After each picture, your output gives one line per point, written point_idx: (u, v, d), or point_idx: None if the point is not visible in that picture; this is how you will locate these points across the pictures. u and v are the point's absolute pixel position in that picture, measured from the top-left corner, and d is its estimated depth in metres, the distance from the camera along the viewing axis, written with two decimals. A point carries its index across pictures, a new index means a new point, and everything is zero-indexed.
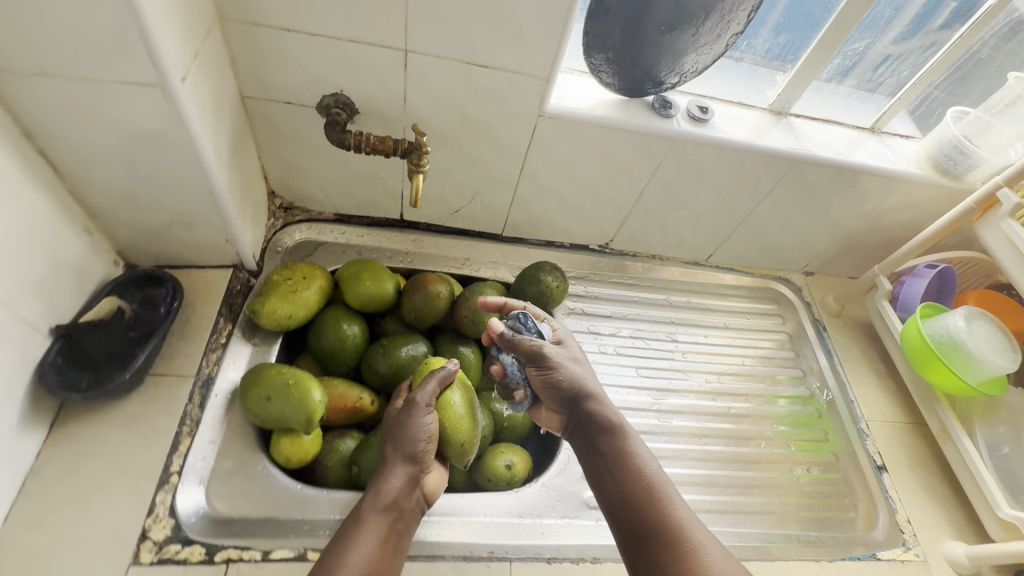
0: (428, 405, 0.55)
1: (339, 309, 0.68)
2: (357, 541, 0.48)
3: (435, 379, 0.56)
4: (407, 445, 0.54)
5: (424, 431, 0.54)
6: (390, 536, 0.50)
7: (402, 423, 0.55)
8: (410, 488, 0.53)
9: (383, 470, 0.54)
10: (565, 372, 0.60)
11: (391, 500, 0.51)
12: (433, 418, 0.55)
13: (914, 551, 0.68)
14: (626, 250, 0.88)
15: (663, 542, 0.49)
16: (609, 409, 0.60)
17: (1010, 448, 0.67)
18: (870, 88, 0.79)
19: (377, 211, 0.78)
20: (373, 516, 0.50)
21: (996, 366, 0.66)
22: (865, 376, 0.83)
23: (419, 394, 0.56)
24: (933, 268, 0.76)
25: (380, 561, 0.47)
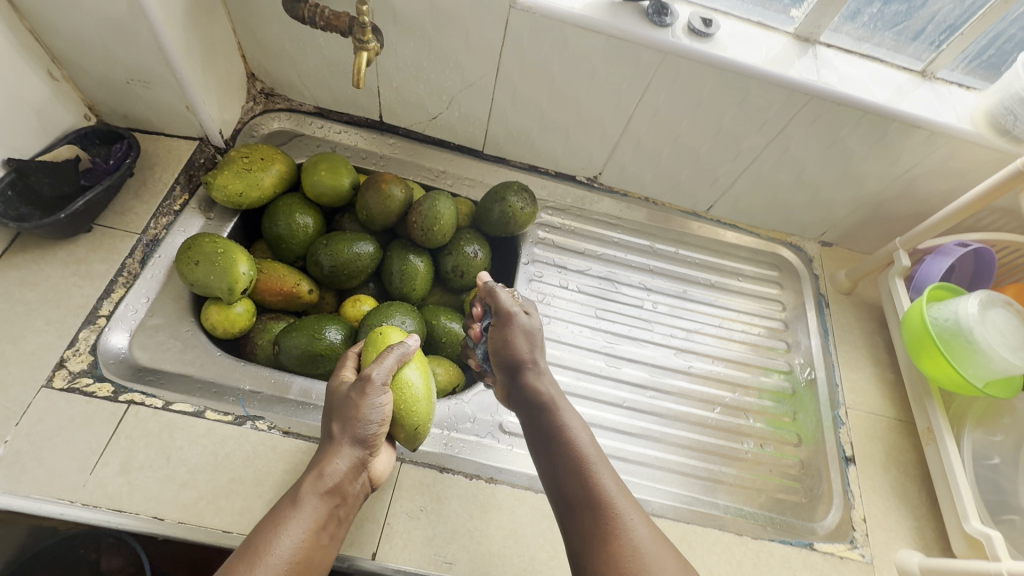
0: (386, 384, 0.49)
1: (294, 198, 0.68)
2: (290, 527, 0.42)
3: (395, 354, 0.50)
4: (357, 426, 0.47)
5: (376, 413, 0.48)
6: (328, 523, 0.44)
7: (353, 401, 0.48)
8: (354, 473, 0.47)
9: (327, 450, 0.47)
10: (518, 331, 0.59)
11: (334, 485, 0.46)
12: (388, 398, 0.49)
13: (861, 551, 0.60)
14: (616, 188, 0.81)
15: (587, 507, 0.46)
16: (544, 380, 0.57)
17: (1003, 459, 0.57)
18: (895, 49, 0.66)
19: (356, 109, 0.76)
20: (313, 499, 0.44)
21: (1007, 365, 0.55)
22: (861, 361, 0.74)
23: (376, 369, 0.48)
24: (964, 247, 0.65)
25: (314, 550, 0.42)
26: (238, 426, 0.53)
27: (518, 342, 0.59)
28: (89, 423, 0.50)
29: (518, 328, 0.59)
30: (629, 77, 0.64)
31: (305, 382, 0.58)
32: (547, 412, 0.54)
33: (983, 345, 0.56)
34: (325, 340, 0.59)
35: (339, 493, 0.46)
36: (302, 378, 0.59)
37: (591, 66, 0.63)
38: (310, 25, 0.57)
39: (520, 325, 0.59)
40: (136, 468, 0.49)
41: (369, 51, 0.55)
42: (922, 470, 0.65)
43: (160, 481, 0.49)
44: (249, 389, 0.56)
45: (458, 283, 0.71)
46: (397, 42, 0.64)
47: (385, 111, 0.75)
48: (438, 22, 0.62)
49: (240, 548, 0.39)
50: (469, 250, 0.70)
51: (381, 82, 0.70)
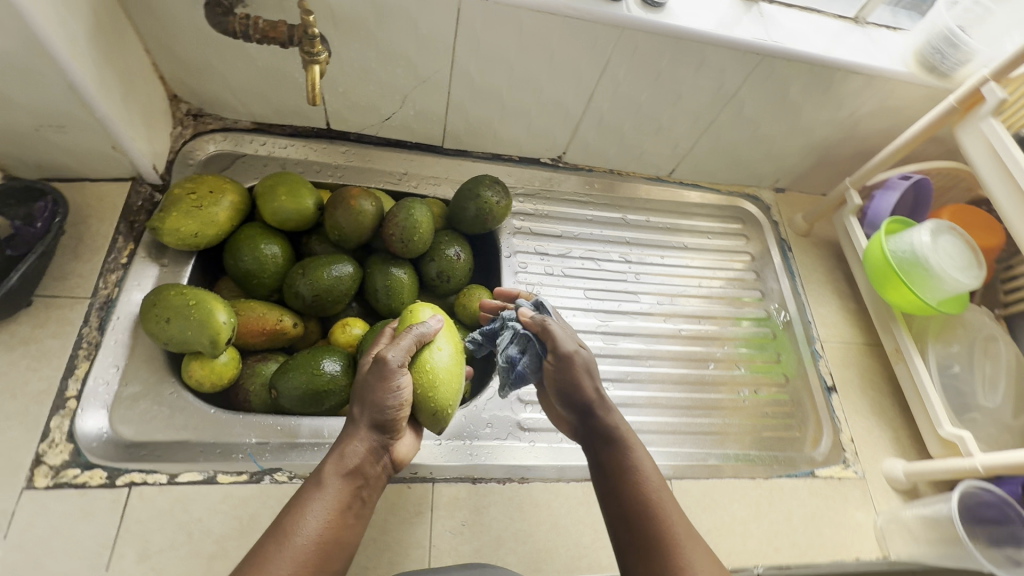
0: (404, 364, 0.47)
1: (256, 228, 0.63)
2: (315, 509, 0.42)
3: (412, 335, 0.48)
4: (377, 408, 0.46)
5: (396, 395, 0.46)
6: (352, 504, 0.44)
7: (371, 385, 0.46)
8: (375, 454, 0.47)
9: (348, 433, 0.47)
10: (582, 367, 0.51)
11: (355, 467, 0.45)
12: (406, 379, 0.47)
13: (854, 468, 0.67)
14: (581, 164, 0.81)
15: (652, 557, 0.42)
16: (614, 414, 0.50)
17: (962, 367, 0.65)
18: None
19: (299, 119, 0.70)
20: (336, 481, 0.44)
21: (957, 284, 0.62)
22: (827, 296, 0.80)
23: (392, 350, 0.46)
24: (906, 180, 0.71)
25: (340, 531, 0.42)
26: (256, 484, 0.51)
27: (584, 381, 0.50)
28: (90, 515, 0.46)
29: (582, 368, 0.51)
30: (587, 55, 0.63)
31: (313, 421, 0.56)
32: (615, 447, 0.49)
33: (936, 270, 0.62)
34: (325, 374, 0.56)
35: (362, 474, 0.45)
36: (308, 419, 0.56)
37: (549, 48, 0.61)
38: (243, 39, 0.52)
39: (583, 360, 0.51)
40: (156, 552, 0.46)
41: (320, 63, 0.51)
42: (892, 386, 0.73)
43: (187, 559, 0.46)
44: (256, 442, 0.53)
45: (444, 288, 0.70)
46: (339, 46, 0.59)
47: (332, 117, 0.70)
48: (382, 20, 0.57)
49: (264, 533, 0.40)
50: (451, 252, 0.68)
51: (325, 89, 0.65)
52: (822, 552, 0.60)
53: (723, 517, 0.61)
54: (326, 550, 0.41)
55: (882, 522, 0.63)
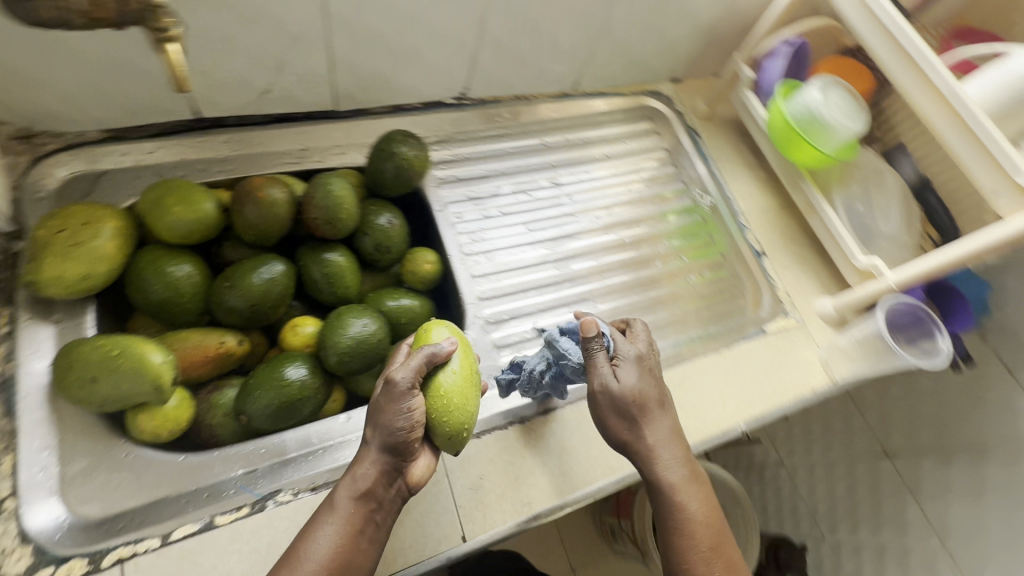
0: (411, 387, 0.46)
1: (156, 250, 0.55)
2: (327, 530, 0.44)
3: (419, 356, 0.47)
4: (385, 433, 0.46)
5: (403, 416, 0.46)
6: (365, 527, 0.45)
7: (379, 407, 0.46)
8: (387, 478, 0.47)
9: (364, 453, 0.47)
10: (608, 409, 0.53)
11: (367, 491, 0.46)
12: (415, 401, 0.46)
13: (794, 316, 0.75)
14: (486, 97, 0.78)
15: None
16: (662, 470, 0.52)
17: (863, 204, 0.73)
18: None
19: (160, 115, 0.60)
20: (348, 505, 0.45)
21: (848, 132, 0.68)
22: (740, 171, 0.85)
23: (400, 373, 0.46)
24: (789, 44, 0.75)
25: (350, 554, 0.44)
26: (261, 513, 0.48)
27: (614, 425, 0.53)
28: None
29: (611, 413, 0.52)
30: None
31: (296, 432, 0.53)
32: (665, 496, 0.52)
33: (831, 124, 0.67)
34: (294, 384, 0.52)
35: (374, 498, 0.46)
36: (290, 431, 0.53)
37: None
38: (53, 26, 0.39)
39: (606, 401, 0.52)
40: None
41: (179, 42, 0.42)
42: (808, 237, 0.81)
43: None
44: (244, 472, 0.50)
45: (386, 260, 0.66)
46: (184, 15, 0.50)
47: (200, 104, 0.60)
48: None
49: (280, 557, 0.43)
50: (382, 221, 0.64)
51: None
52: (786, 395, 0.69)
53: (704, 392, 0.67)
54: (335, 569, 0.43)
55: (825, 354, 0.72)
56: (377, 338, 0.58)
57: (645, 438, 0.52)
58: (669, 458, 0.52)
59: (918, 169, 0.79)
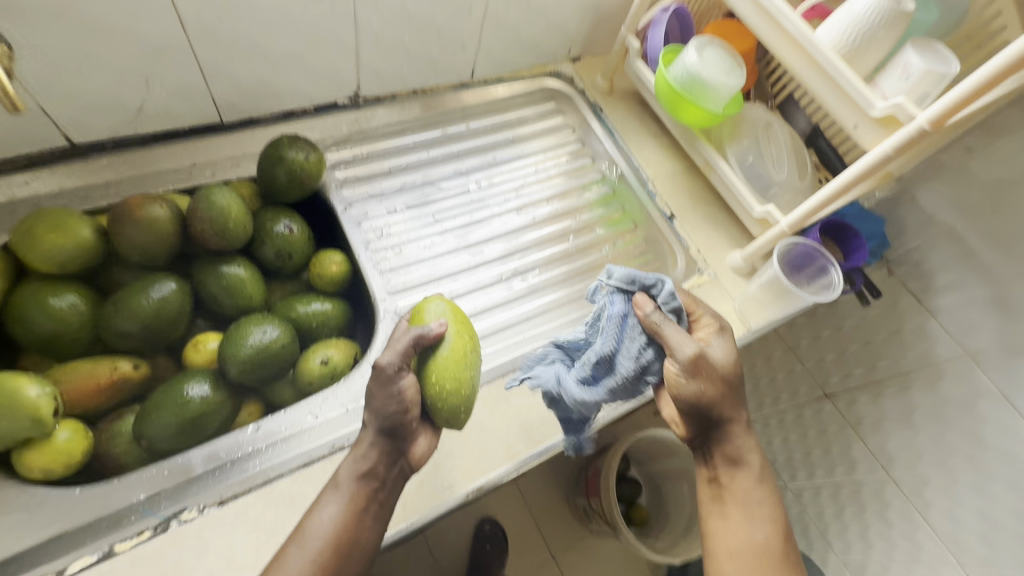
0: (400, 368, 0.48)
1: (32, 283, 0.53)
2: (331, 508, 0.48)
3: (408, 339, 0.49)
4: (380, 416, 0.49)
5: (395, 397, 0.48)
6: (368, 504, 0.48)
7: (375, 390, 0.49)
8: (386, 459, 0.49)
9: (364, 436, 0.50)
10: (701, 397, 0.53)
11: (369, 471, 0.49)
12: (407, 380, 0.49)
13: (707, 273, 0.78)
14: (382, 94, 0.78)
15: None
16: (735, 447, 0.56)
17: (754, 156, 0.76)
18: None
19: (28, 146, 0.58)
20: (350, 485, 0.48)
21: (729, 88, 0.70)
22: (644, 140, 0.87)
23: (387, 357, 0.48)
24: (666, 12, 0.78)
25: (354, 530, 0.48)
26: (162, 534, 0.47)
27: (712, 393, 0.54)
28: None
29: (720, 378, 0.54)
30: None
31: (203, 450, 0.52)
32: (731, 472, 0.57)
33: (710, 81, 0.70)
34: (194, 401, 0.51)
35: (374, 478, 0.49)
36: (196, 450, 0.52)
37: None
38: None
39: (705, 376, 0.52)
40: None
41: None
42: (715, 196, 0.84)
43: None
44: (146, 496, 0.49)
45: (291, 266, 0.65)
46: (25, 37, 0.49)
47: (71, 130, 0.59)
48: None
49: (292, 530, 0.48)
50: (281, 227, 0.63)
51: (39, 96, 0.54)
52: None
53: None
54: (339, 543, 0.47)
55: (740, 304, 0.74)
56: (282, 345, 0.56)
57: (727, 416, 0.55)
58: (743, 436, 0.57)
59: (811, 119, 0.83)
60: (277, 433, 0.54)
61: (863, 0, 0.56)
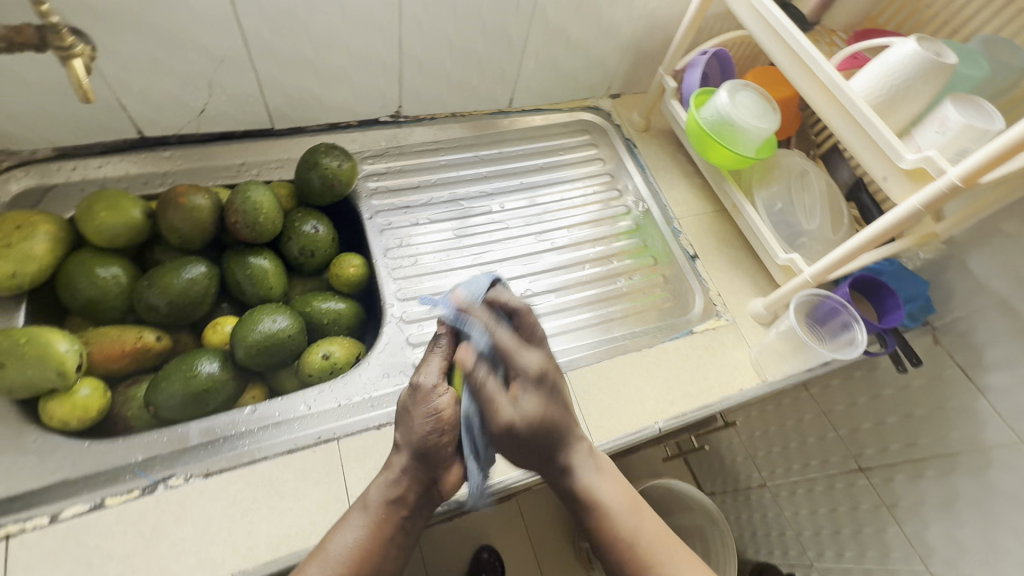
0: (436, 385, 0.50)
1: (86, 253, 0.59)
2: (356, 531, 0.47)
3: (437, 354, 0.52)
4: (417, 438, 0.49)
5: (433, 419, 0.49)
6: (394, 531, 0.48)
7: (413, 408, 0.50)
8: (419, 485, 0.49)
9: (396, 458, 0.50)
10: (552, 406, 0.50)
11: (398, 496, 0.48)
12: (447, 396, 0.50)
13: (725, 317, 0.75)
14: (422, 115, 0.83)
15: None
16: (590, 489, 0.50)
17: (783, 203, 0.75)
18: None
19: (105, 134, 0.66)
20: (379, 507, 0.48)
21: (760, 132, 0.70)
22: (675, 179, 0.87)
23: (426, 374, 0.51)
24: (705, 55, 0.78)
25: (378, 557, 0.47)
26: (149, 495, 0.50)
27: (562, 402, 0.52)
28: None
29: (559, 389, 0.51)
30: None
31: (201, 423, 0.55)
32: (600, 515, 0.49)
33: (740, 124, 0.69)
34: (201, 376, 0.54)
35: (404, 504, 0.49)
36: (196, 422, 0.55)
37: None
38: None
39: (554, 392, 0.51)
40: None
41: (80, 56, 0.49)
42: (742, 240, 0.82)
43: None
44: (143, 458, 0.52)
45: (312, 264, 0.69)
46: (113, 41, 0.56)
47: (142, 124, 0.66)
48: (147, 1, 0.55)
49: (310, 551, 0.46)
50: (308, 227, 0.67)
51: (118, 92, 0.61)
52: (712, 394, 0.67)
53: (620, 389, 0.66)
54: (361, 569, 0.46)
55: (755, 353, 0.71)
56: (289, 335, 0.59)
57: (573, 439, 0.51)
58: (597, 478, 0.50)
59: (855, 171, 0.78)
60: (271, 417, 0.57)
61: (901, 52, 0.56)
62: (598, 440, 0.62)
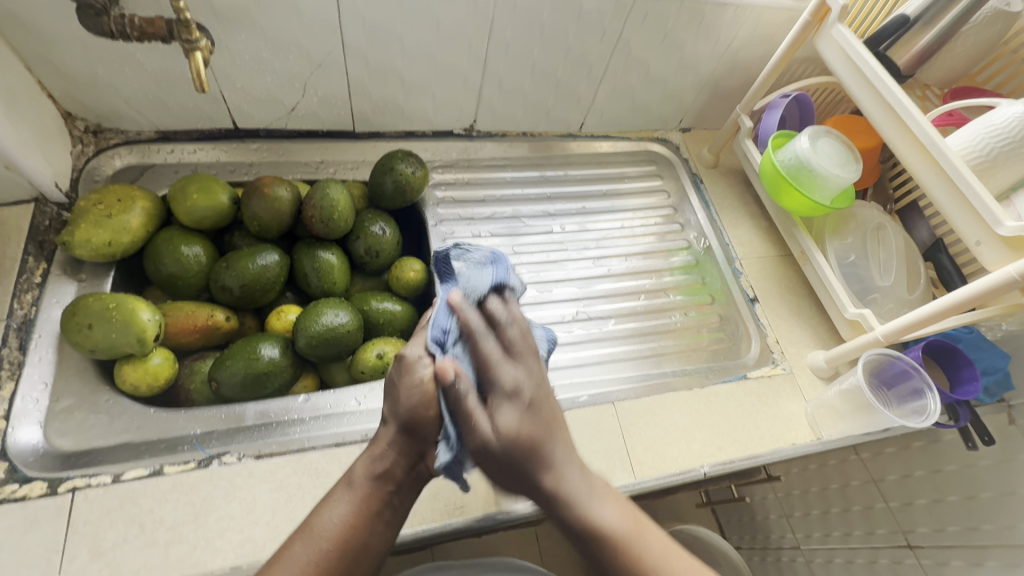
0: (424, 356, 0.46)
1: (174, 230, 0.62)
2: (341, 507, 0.44)
3: (431, 329, 0.48)
4: (403, 410, 0.45)
5: (419, 389, 0.44)
6: (382, 508, 0.45)
7: (398, 380, 0.46)
8: (406, 461, 0.46)
9: (383, 432, 0.47)
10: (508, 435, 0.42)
11: (385, 471, 0.46)
12: (435, 369, 0.45)
13: (782, 366, 0.72)
14: (494, 131, 0.85)
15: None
16: (588, 515, 0.42)
17: (857, 255, 0.73)
18: None
19: (204, 122, 0.70)
20: (364, 484, 0.45)
21: (841, 181, 0.68)
22: (741, 219, 0.85)
23: (414, 345, 0.47)
24: (786, 98, 0.77)
25: (364, 533, 0.44)
26: (205, 468, 0.51)
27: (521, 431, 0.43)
28: (34, 526, 0.47)
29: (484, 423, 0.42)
30: (472, 19, 0.67)
31: (258, 405, 0.57)
32: (604, 550, 0.41)
33: (820, 171, 0.67)
34: (263, 359, 0.56)
35: (389, 480, 0.46)
36: (253, 403, 0.57)
37: (433, 14, 0.65)
38: (122, 38, 0.54)
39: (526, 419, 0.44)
40: (110, 548, 0.47)
41: (201, 50, 0.53)
42: (806, 289, 0.79)
43: (142, 549, 0.47)
44: (201, 432, 0.54)
45: (375, 264, 0.71)
46: (229, 40, 0.61)
47: (237, 116, 0.70)
48: (265, 6, 0.59)
49: (293, 528, 0.44)
50: (376, 228, 0.69)
51: (222, 85, 0.66)
52: (761, 445, 0.65)
53: (666, 427, 0.64)
54: (347, 547, 0.43)
55: (812, 409, 0.68)
56: (349, 332, 0.61)
57: (561, 453, 0.43)
58: (592, 498, 0.43)
59: (936, 231, 0.74)
60: (323, 409, 0.58)
61: (1002, 116, 0.54)
62: (640, 476, 0.60)
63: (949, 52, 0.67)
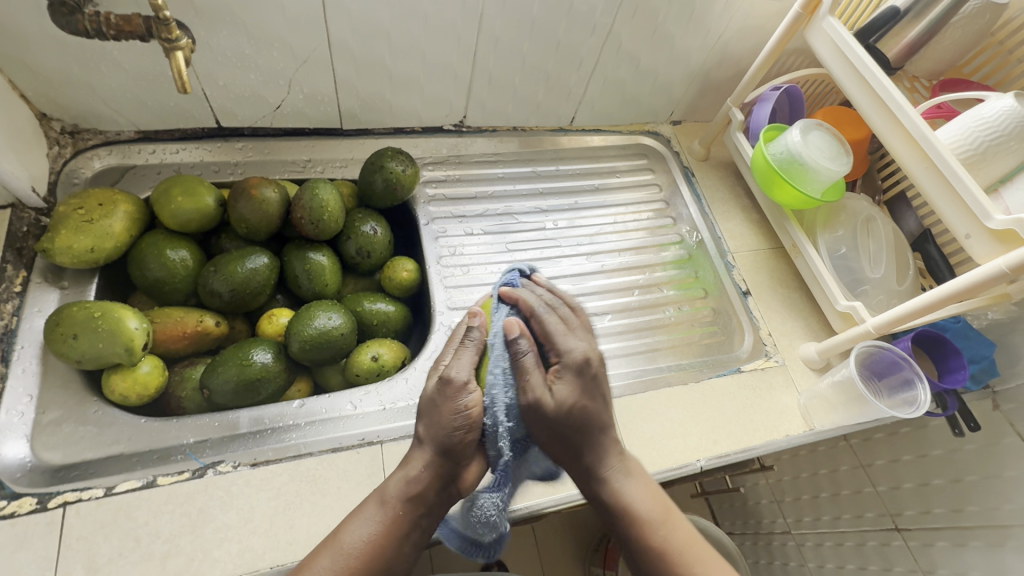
0: (468, 381, 0.46)
1: (159, 234, 0.61)
2: (369, 525, 0.44)
3: (469, 350, 0.47)
4: (440, 436, 0.45)
5: (461, 416, 0.45)
6: (410, 530, 0.45)
7: (437, 406, 0.45)
8: (439, 484, 0.46)
9: (418, 453, 0.46)
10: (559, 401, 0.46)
11: (417, 493, 0.45)
12: (473, 398, 0.45)
13: (775, 358, 0.73)
14: (484, 126, 0.83)
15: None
16: (619, 492, 0.47)
17: (847, 247, 0.74)
18: None
19: (186, 121, 0.68)
20: (395, 504, 0.45)
21: (832, 174, 0.68)
22: (732, 212, 0.86)
23: (457, 369, 0.46)
24: (777, 90, 0.77)
25: (390, 553, 0.44)
26: (199, 478, 0.51)
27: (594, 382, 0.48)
28: (24, 544, 0.46)
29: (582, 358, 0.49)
30: (461, 13, 0.65)
31: (251, 412, 0.56)
32: (632, 526, 0.46)
33: (812, 165, 0.68)
34: (255, 365, 0.55)
35: (422, 503, 0.45)
36: (246, 410, 0.56)
37: (421, 9, 0.63)
38: (98, 37, 0.52)
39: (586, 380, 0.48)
40: (106, 563, 0.46)
41: (183, 49, 0.51)
42: (797, 281, 0.80)
43: (138, 563, 0.46)
44: (194, 441, 0.53)
45: (367, 265, 0.70)
46: (208, 36, 0.59)
47: (221, 115, 0.69)
48: (246, 1, 0.57)
49: (321, 542, 0.43)
50: (366, 228, 0.68)
51: (204, 84, 0.64)
52: (756, 437, 0.65)
53: (661, 423, 0.64)
54: (371, 565, 0.43)
55: (805, 400, 0.68)
56: (343, 335, 0.60)
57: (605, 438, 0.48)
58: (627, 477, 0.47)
59: (924, 221, 0.75)
60: (318, 414, 0.58)
61: (991, 109, 0.55)
62: None
63: (938, 43, 0.68)
